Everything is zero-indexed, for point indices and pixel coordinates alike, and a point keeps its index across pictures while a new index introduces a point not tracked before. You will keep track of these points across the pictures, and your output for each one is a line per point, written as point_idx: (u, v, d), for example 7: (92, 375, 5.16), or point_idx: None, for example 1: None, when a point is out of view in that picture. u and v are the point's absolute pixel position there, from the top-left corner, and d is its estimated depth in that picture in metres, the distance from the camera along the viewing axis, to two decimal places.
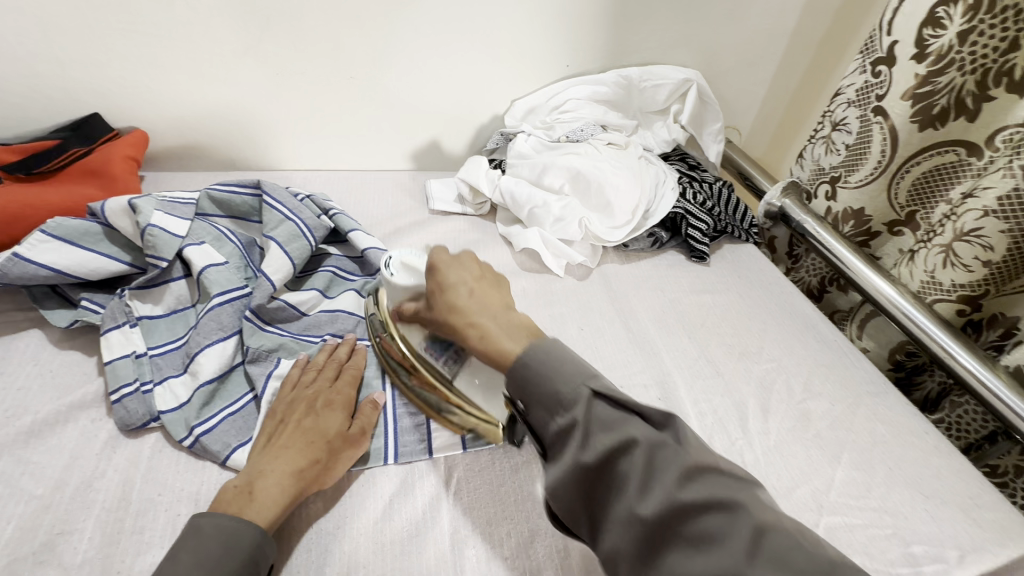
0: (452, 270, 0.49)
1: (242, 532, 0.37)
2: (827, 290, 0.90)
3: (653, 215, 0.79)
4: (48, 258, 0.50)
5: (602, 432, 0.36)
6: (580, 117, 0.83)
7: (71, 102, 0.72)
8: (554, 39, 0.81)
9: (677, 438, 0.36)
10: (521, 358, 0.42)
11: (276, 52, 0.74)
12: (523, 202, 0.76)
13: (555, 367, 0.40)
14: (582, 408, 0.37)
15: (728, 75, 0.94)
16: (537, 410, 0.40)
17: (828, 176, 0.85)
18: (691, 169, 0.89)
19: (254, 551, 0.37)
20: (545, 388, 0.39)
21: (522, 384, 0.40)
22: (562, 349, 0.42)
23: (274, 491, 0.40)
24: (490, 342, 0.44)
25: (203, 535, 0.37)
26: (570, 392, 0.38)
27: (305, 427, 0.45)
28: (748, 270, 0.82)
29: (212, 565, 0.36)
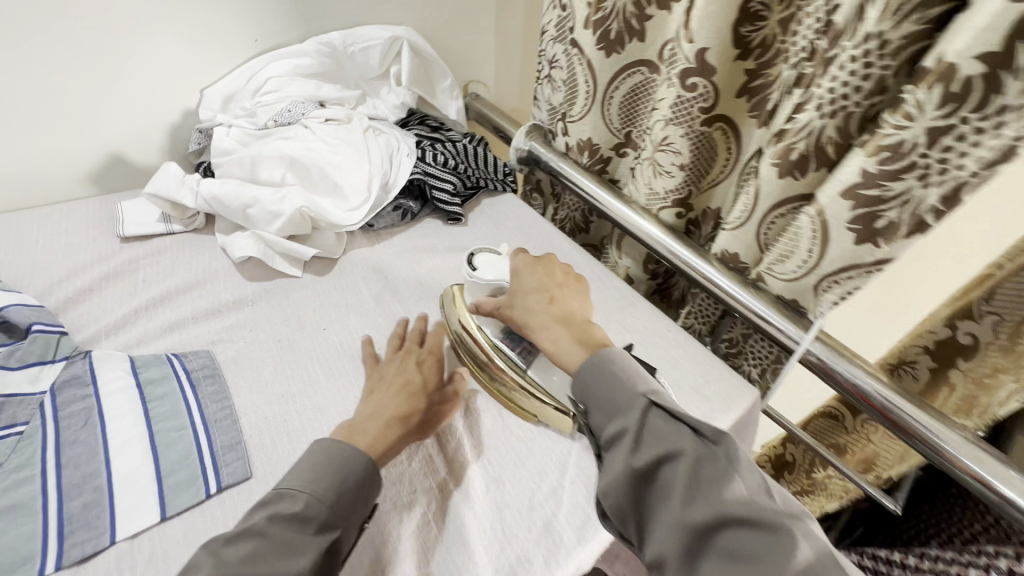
0: (534, 276, 0.54)
1: (356, 452, 0.43)
2: (591, 221, 0.95)
3: (394, 186, 0.74)
4: None
5: (653, 439, 0.39)
6: (286, 96, 0.74)
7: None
8: (223, 11, 0.70)
9: (729, 457, 0.37)
10: (581, 369, 0.46)
11: None
12: (232, 204, 0.65)
13: (609, 381, 0.44)
14: (635, 414, 0.40)
15: (450, 28, 0.91)
16: (597, 414, 0.44)
17: (559, 114, 0.88)
18: (433, 131, 0.85)
19: (365, 475, 0.43)
20: (606, 391, 0.44)
21: (582, 389, 0.45)
22: (630, 360, 0.46)
23: (383, 432, 0.46)
24: (561, 352, 0.48)
25: (332, 443, 0.43)
26: (626, 399, 0.42)
27: (406, 375, 0.51)
28: (505, 219, 0.82)
29: (321, 475, 0.41)
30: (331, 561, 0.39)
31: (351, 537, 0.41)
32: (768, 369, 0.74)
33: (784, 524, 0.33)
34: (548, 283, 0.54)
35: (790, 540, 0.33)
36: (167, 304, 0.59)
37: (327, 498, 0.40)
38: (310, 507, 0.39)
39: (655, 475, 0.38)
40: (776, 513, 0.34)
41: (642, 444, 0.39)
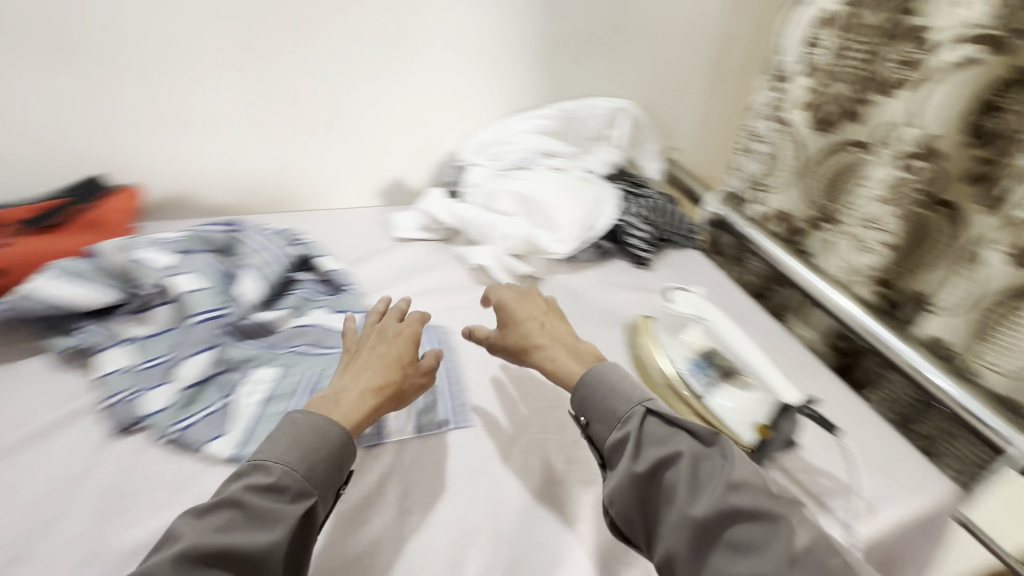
0: (521, 306, 0.62)
1: (332, 428, 0.46)
2: (773, 290, 0.96)
3: (596, 228, 0.87)
4: (54, 292, 0.59)
5: (656, 445, 0.45)
6: (524, 147, 0.92)
7: (63, 166, 0.79)
8: (494, 82, 0.92)
9: (722, 453, 0.44)
10: (579, 384, 0.52)
11: (253, 110, 0.83)
12: (475, 224, 0.85)
13: (639, 385, 0.51)
14: (635, 422, 0.47)
15: (662, 102, 1.05)
16: (597, 424, 0.50)
17: (757, 184, 0.93)
18: (634, 187, 0.97)
19: (342, 448, 0.46)
20: (604, 404, 0.50)
21: (583, 400, 0.51)
22: (620, 369, 0.52)
23: (357, 403, 0.50)
24: (561, 369, 0.55)
25: (299, 422, 0.46)
26: (625, 408, 0.48)
27: (377, 352, 0.54)
28: (689, 272, 0.89)
29: (307, 449, 0.44)
30: (304, 527, 0.42)
31: (325, 509, 0.44)
32: (970, 475, 0.67)
33: (784, 517, 0.39)
34: (533, 313, 0.61)
35: (788, 527, 0.39)
36: (421, 294, 0.76)
37: (304, 470, 0.43)
38: (289, 478, 0.42)
39: (654, 477, 0.44)
40: (774, 501, 0.40)
41: (642, 449, 0.45)
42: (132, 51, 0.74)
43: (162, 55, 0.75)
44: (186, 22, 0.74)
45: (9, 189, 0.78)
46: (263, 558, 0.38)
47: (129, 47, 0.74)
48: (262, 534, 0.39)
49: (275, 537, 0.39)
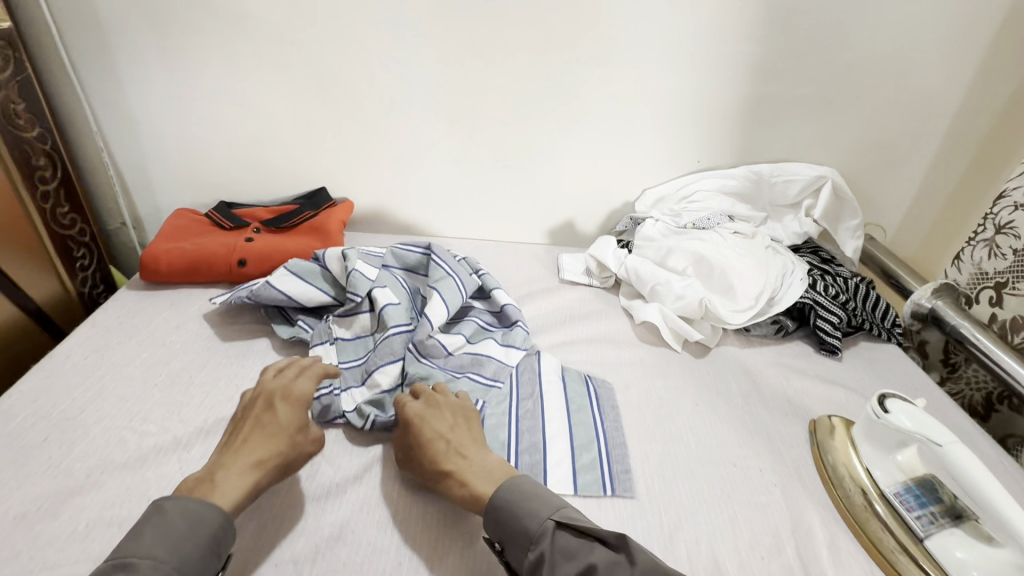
0: (437, 420, 0.56)
1: (207, 513, 0.46)
2: (999, 408, 0.82)
3: (780, 303, 0.79)
4: (286, 287, 0.69)
5: (564, 560, 0.45)
6: (708, 207, 0.89)
7: (297, 179, 0.92)
8: (686, 137, 0.89)
9: (631, 558, 0.44)
10: (489, 505, 0.49)
11: (454, 147, 0.89)
12: (646, 278, 0.82)
13: (511, 507, 0.49)
14: (548, 539, 0.46)
15: (870, 173, 0.95)
16: (512, 550, 0.47)
17: (991, 281, 0.80)
18: (824, 263, 0.88)
19: (217, 529, 0.45)
20: (513, 521, 0.48)
21: (495, 522, 0.48)
22: (527, 481, 0.51)
23: (233, 482, 0.49)
24: (476, 492, 0.50)
25: (170, 517, 0.45)
26: (536, 527, 0.47)
27: (264, 425, 0.53)
28: (888, 371, 0.77)
29: (179, 539, 0.44)
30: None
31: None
32: None
33: None
34: (435, 433, 0.54)
35: None
36: (582, 341, 0.76)
37: (173, 556, 0.43)
38: (153, 572, 0.41)
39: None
40: None
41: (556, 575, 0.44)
42: (369, 88, 0.83)
43: (392, 94, 0.84)
44: (418, 67, 0.81)
45: (257, 190, 0.93)
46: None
47: (368, 85, 0.83)
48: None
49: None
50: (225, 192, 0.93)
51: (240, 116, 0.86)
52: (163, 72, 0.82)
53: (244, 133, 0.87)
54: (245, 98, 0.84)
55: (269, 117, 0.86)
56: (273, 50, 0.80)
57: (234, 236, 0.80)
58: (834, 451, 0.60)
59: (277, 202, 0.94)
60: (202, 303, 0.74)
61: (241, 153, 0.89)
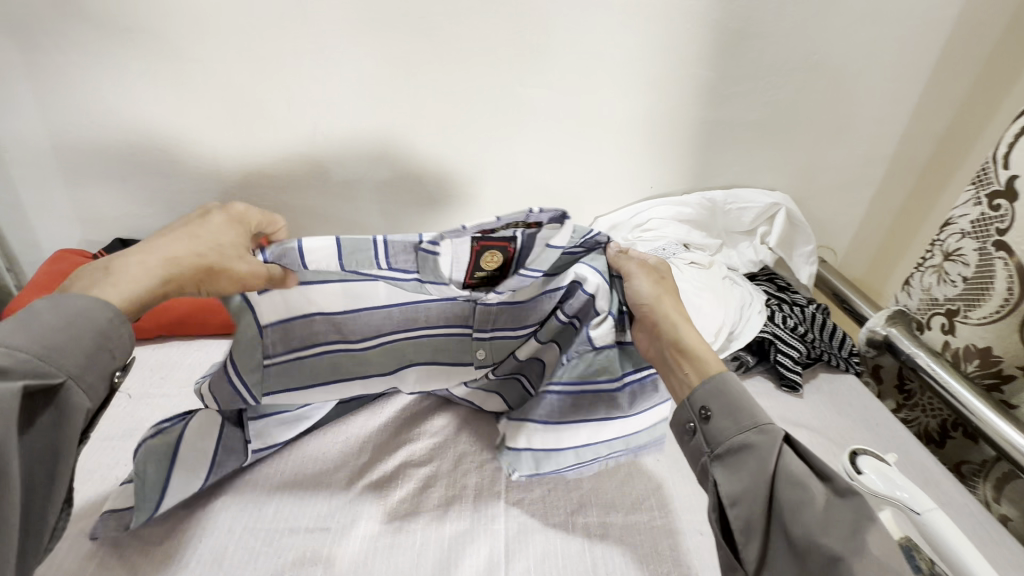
0: (644, 282, 0.55)
1: (93, 303, 0.42)
2: (952, 436, 0.80)
3: (739, 338, 0.75)
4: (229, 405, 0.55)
5: (790, 469, 0.44)
6: (663, 236, 0.84)
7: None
8: (637, 163, 0.85)
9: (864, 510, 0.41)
10: (709, 379, 0.50)
11: (390, 175, 0.81)
12: None
13: (733, 396, 0.48)
14: (774, 439, 0.45)
15: (820, 197, 0.94)
16: (720, 423, 0.48)
17: (942, 308, 0.79)
18: (779, 290, 0.85)
19: (105, 326, 0.43)
20: (735, 403, 0.48)
21: (710, 390, 0.49)
22: (734, 380, 0.49)
23: (130, 267, 0.45)
24: (700, 359, 0.51)
25: (42, 315, 0.41)
26: (765, 423, 0.46)
27: (192, 230, 0.48)
28: (849, 405, 0.75)
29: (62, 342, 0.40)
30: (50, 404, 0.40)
31: (85, 397, 0.42)
32: None
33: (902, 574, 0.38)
34: (656, 291, 0.55)
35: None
36: None
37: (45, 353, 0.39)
38: (11, 361, 0.38)
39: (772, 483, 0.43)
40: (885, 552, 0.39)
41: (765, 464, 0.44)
42: (288, 111, 0.74)
43: (315, 118, 0.75)
44: (344, 87, 0.73)
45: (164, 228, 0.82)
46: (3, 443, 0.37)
47: (287, 108, 0.73)
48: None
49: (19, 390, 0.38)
50: (125, 230, 0.81)
51: (133, 143, 0.74)
52: (31, 92, 0.69)
53: (140, 163, 0.76)
54: (138, 121, 0.72)
55: (169, 145, 0.75)
56: (169, 68, 0.69)
57: None
58: None
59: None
60: None
61: (141, 185, 0.77)
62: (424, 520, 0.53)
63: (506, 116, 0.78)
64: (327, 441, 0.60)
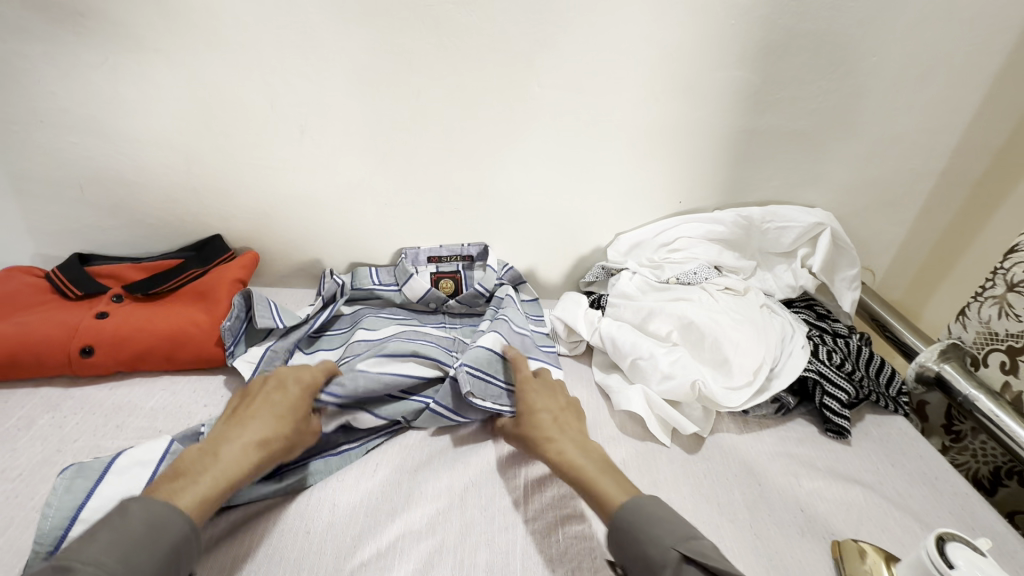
0: (540, 399, 0.58)
1: (170, 517, 0.39)
2: (1007, 484, 0.72)
3: (780, 377, 0.67)
4: None
5: None
6: (693, 258, 0.76)
7: (180, 223, 0.71)
8: (665, 177, 0.76)
9: None
10: (611, 515, 0.45)
11: (388, 185, 0.72)
12: (625, 350, 0.67)
13: (636, 522, 0.44)
14: (670, 572, 0.40)
15: (862, 214, 0.85)
16: (632, 573, 0.43)
17: (1003, 344, 0.71)
18: (820, 320, 0.77)
19: (180, 542, 0.39)
20: (639, 543, 0.43)
21: (615, 534, 0.44)
22: (648, 505, 0.45)
23: (237, 453, 0.46)
24: (598, 486, 0.48)
25: (130, 518, 0.38)
26: (658, 554, 0.41)
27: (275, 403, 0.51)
28: (904, 454, 0.66)
29: (135, 549, 0.37)
30: None
31: None
32: None
33: None
34: (546, 408, 0.57)
35: None
36: None
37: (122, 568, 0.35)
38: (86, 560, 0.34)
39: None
40: None
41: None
42: (270, 111, 0.64)
43: (302, 119, 0.65)
44: (336, 86, 0.63)
45: (130, 243, 0.72)
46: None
47: (270, 108, 0.64)
48: None
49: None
50: (87, 245, 0.71)
51: (94, 148, 0.64)
52: None
53: (101, 170, 0.66)
54: (94, 120, 0.62)
55: (134, 150, 0.65)
56: (129, 59, 0.59)
57: (79, 312, 0.59)
58: None
59: (154, 253, 0.72)
60: (23, 416, 0.53)
61: (104, 196, 0.68)
62: None
63: (520, 122, 0.68)
64: (311, 507, 0.51)
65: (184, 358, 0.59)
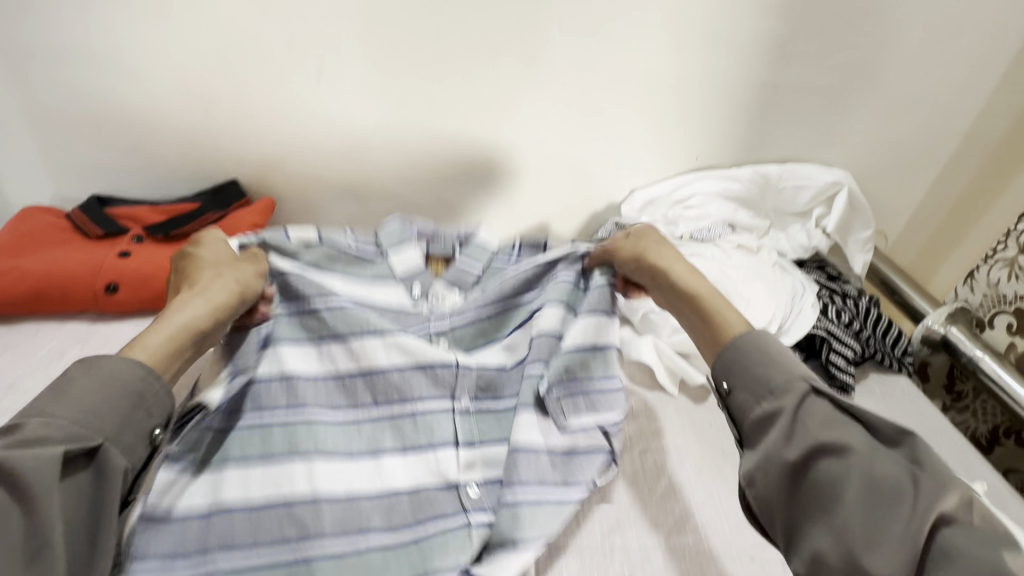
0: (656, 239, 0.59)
1: (128, 371, 0.40)
2: (1003, 442, 0.75)
3: (789, 334, 0.68)
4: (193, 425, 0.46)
5: (823, 429, 0.39)
6: (708, 216, 0.76)
7: (196, 167, 0.72)
8: (683, 132, 0.75)
9: (916, 459, 0.37)
10: (732, 343, 0.46)
11: (404, 134, 0.71)
12: (638, 304, 0.67)
13: (755, 360, 0.44)
14: (793, 400, 0.41)
15: (879, 177, 0.84)
16: (740, 393, 0.44)
17: (1012, 306, 0.71)
18: (831, 280, 0.77)
19: (143, 386, 0.40)
20: (754, 369, 0.44)
21: (731, 365, 0.45)
22: (768, 338, 0.45)
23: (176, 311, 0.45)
24: (720, 316, 0.49)
25: (85, 379, 0.38)
26: (782, 379, 0.42)
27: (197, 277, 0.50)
28: (905, 412, 0.68)
29: (96, 402, 0.37)
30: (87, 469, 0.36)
31: (124, 456, 0.38)
32: None
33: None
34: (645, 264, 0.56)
35: None
36: None
37: (78, 416, 0.36)
38: (47, 428, 0.35)
39: (809, 461, 0.39)
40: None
41: (798, 428, 0.40)
42: (287, 53, 0.63)
43: (319, 61, 0.64)
44: (355, 29, 0.62)
45: (147, 187, 0.72)
46: (38, 505, 0.32)
47: (288, 48, 0.63)
48: (44, 448, 0.34)
49: (59, 454, 0.34)
50: (105, 187, 0.72)
51: (111, 86, 0.64)
52: None
53: (118, 110, 0.66)
54: (113, 59, 0.62)
55: (151, 90, 0.65)
56: None
57: (103, 250, 0.60)
58: None
59: (170, 197, 0.73)
60: (53, 349, 0.55)
61: (123, 137, 0.68)
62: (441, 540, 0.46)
63: (540, 70, 0.67)
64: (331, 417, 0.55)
65: None
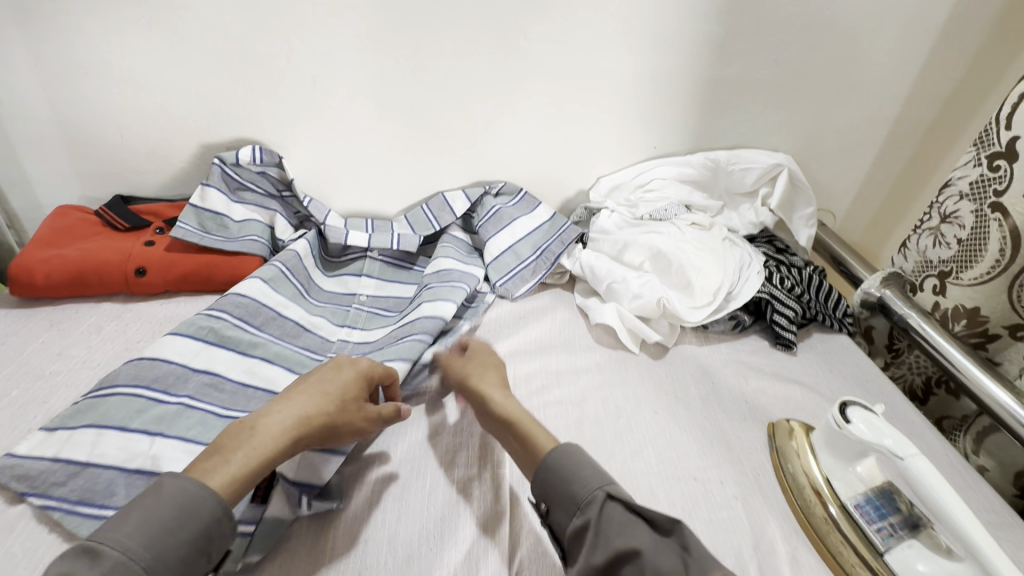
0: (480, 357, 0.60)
1: (200, 499, 0.39)
2: (936, 393, 0.83)
3: (737, 298, 0.77)
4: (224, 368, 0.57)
5: (616, 535, 0.41)
6: (665, 197, 0.85)
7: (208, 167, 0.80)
8: (641, 124, 0.84)
9: (682, 543, 0.40)
10: (541, 467, 0.47)
11: (391, 133, 0.80)
12: (603, 276, 0.77)
13: (569, 475, 0.45)
14: (596, 509, 0.43)
15: (822, 160, 0.94)
16: (558, 510, 0.45)
17: (936, 270, 0.80)
18: (779, 252, 0.86)
19: (209, 526, 0.39)
20: (564, 486, 0.45)
21: (546, 478, 0.46)
22: (578, 450, 0.47)
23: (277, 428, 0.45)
24: (534, 434, 0.50)
25: (161, 501, 0.39)
26: (585, 492, 0.44)
27: (320, 382, 0.50)
28: (842, 363, 0.77)
29: (163, 531, 0.37)
30: None
31: None
32: None
33: None
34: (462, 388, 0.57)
35: None
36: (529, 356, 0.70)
37: (150, 553, 0.36)
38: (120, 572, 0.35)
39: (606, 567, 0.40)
40: None
41: (601, 538, 0.41)
42: (286, 65, 0.72)
43: (314, 70, 0.73)
44: (346, 42, 0.71)
45: (164, 186, 0.81)
46: None
47: (287, 61, 0.72)
48: None
49: None
50: (127, 187, 0.80)
51: (133, 97, 0.73)
52: (22, 42, 0.67)
53: (139, 118, 0.75)
54: (134, 73, 0.71)
55: (167, 100, 0.73)
56: (164, 14, 0.66)
57: (130, 241, 0.69)
58: (791, 461, 0.58)
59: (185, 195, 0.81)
60: (92, 324, 0.63)
61: (142, 142, 0.77)
62: (432, 467, 0.54)
63: (510, 73, 0.76)
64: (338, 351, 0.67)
65: (221, 279, 0.69)
